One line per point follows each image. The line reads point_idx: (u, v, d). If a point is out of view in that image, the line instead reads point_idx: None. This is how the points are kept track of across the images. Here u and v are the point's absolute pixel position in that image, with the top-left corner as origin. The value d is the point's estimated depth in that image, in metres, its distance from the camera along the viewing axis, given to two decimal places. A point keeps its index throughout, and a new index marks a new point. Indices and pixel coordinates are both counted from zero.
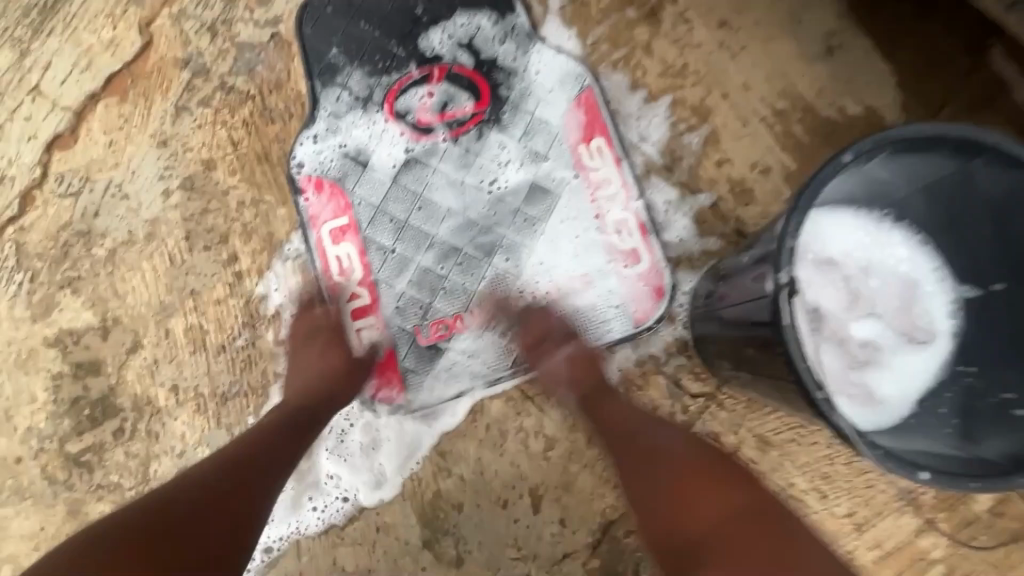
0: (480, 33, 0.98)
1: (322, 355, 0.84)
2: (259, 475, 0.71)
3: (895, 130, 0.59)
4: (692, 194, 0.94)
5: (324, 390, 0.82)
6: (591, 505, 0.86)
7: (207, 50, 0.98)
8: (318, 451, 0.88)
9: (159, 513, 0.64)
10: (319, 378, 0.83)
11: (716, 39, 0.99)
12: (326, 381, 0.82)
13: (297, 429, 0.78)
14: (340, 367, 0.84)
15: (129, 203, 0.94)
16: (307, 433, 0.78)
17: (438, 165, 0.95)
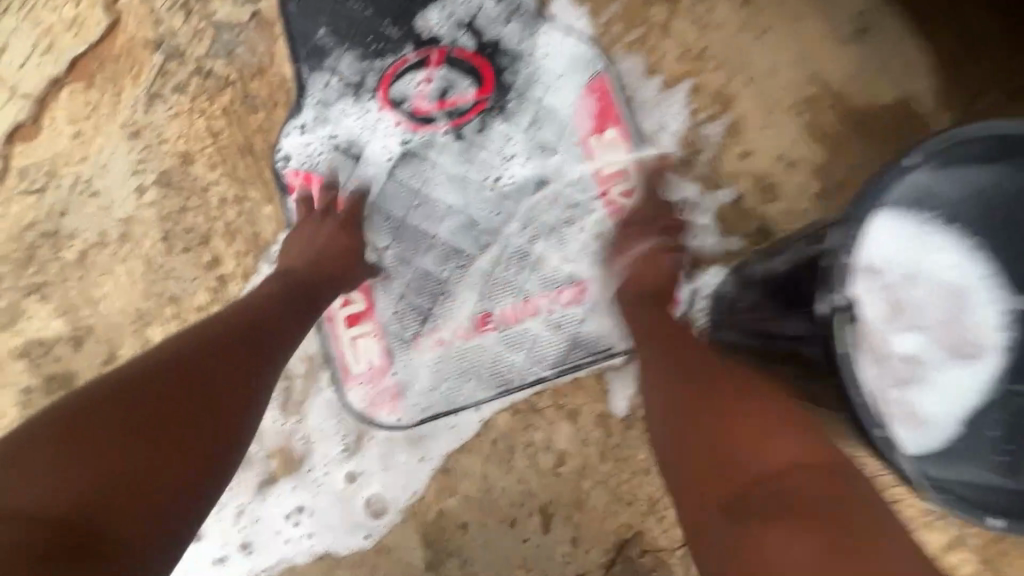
0: (483, 12, 0.90)
1: (326, 234, 0.79)
2: (270, 334, 0.68)
3: (968, 128, 0.52)
4: (713, 191, 0.88)
5: (317, 278, 0.76)
6: (605, 523, 0.81)
7: (181, 30, 0.89)
8: (303, 473, 0.83)
9: (130, 394, 0.57)
10: (312, 265, 0.76)
11: (740, 19, 0.91)
12: (319, 269, 0.76)
13: (292, 316, 0.71)
14: (334, 259, 0.78)
15: (100, 201, 0.86)
16: (302, 318, 0.73)
17: (437, 159, 0.87)
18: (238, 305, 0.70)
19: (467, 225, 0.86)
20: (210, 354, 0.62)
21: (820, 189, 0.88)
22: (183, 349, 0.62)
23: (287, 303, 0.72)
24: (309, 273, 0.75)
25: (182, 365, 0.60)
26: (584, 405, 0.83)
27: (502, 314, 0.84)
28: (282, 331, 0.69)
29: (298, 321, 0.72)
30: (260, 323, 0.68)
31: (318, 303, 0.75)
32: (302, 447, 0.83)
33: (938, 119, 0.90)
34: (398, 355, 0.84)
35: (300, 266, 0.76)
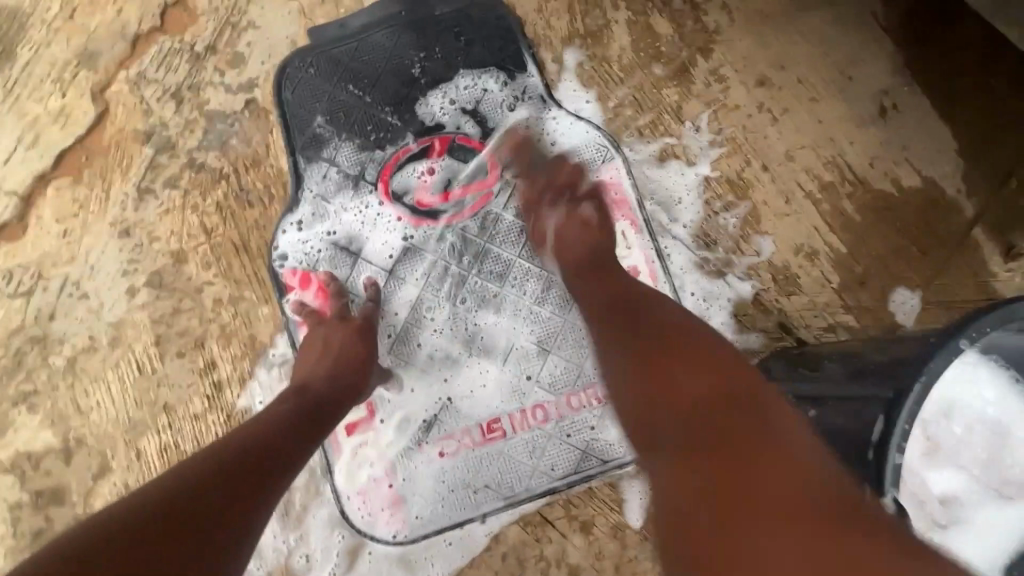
0: (487, 98, 0.86)
1: (329, 338, 0.73)
2: (274, 450, 0.60)
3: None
4: (730, 283, 0.84)
5: (328, 392, 0.68)
6: None
7: (173, 120, 0.86)
8: None
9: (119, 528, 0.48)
10: (323, 377, 0.69)
11: (755, 100, 0.87)
12: (329, 379, 0.69)
13: (301, 430, 0.63)
14: (347, 359, 0.71)
15: (90, 303, 0.82)
16: (311, 437, 0.64)
17: (442, 254, 0.83)
18: (241, 426, 0.62)
19: (473, 325, 0.82)
20: (207, 479, 0.54)
21: (841, 281, 0.84)
22: (176, 477, 0.53)
23: (296, 421, 0.64)
24: (319, 383, 0.68)
25: (180, 487, 0.52)
26: (597, 515, 0.79)
27: (510, 419, 0.80)
28: (290, 450, 0.61)
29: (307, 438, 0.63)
30: (267, 443, 0.60)
31: (329, 421, 0.67)
32: (301, 565, 0.77)
33: (964, 203, 0.86)
34: (399, 466, 0.79)
35: (313, 379, 0.68)
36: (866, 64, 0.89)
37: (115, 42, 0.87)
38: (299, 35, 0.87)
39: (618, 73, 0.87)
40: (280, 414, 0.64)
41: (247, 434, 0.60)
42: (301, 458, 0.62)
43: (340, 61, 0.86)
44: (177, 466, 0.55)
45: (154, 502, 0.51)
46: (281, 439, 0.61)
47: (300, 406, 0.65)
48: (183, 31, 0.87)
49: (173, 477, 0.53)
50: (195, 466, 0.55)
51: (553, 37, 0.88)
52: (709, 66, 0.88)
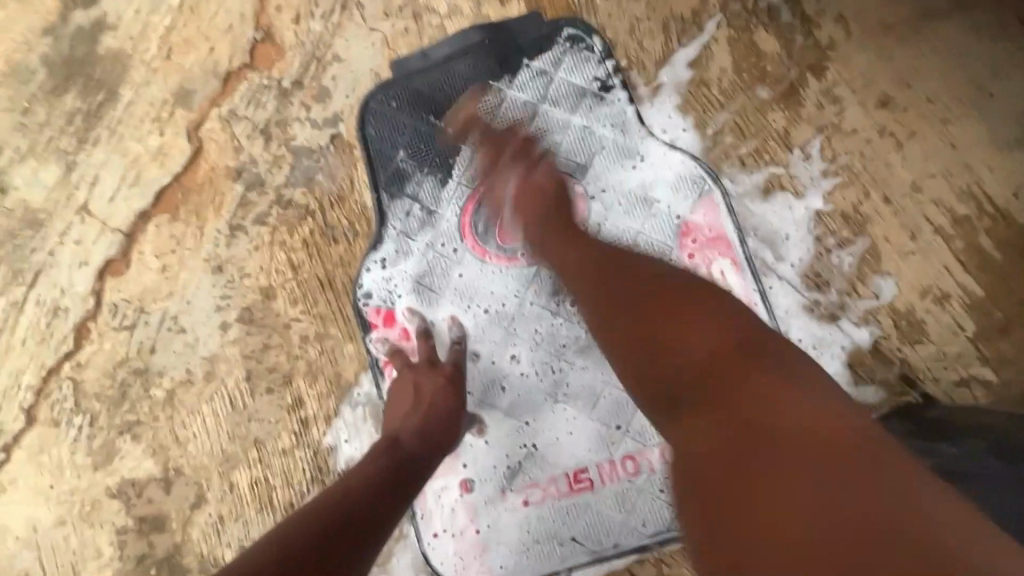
0: (576, 128, 0.82)
1: (418, 387, 0.72)
2: (369, 511, 0.58)
3: None
4: (843, 329, 0.76)
5: (417, 449, 0.66)
6: None
7: (262, 156, 0.87)
8: None
9: None
10: (411, 431, 0.67)
11: (876, 123, 0.78)
12: (417, 433, 0.67)
13: (393, 490, 0.61)
14: (433, 409, 0.69)
15: (186, 338, 0.85)
16: (400, 496, 0.62)
17: (527, 294, 0.80)
18: (337, 482, 0.61)
19: (558, 369, 0.79)
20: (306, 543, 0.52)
21: (977, 329, 0.74)
22: (273, 544, 0.52)
23: (386, 480, 0.62)
24: (404, 437, 0.66)
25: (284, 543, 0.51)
26: None
27: (599, 470, 0.77)
28: (383, 508, 0.59)
29: (397, 495, 0.61)
30: (360, 501, 0.58)
31: (417, 480, 0.65)
32: None
33: None
34: (483, 513, 0.77)
35: (404, 433, 0.67)
36: (1011, 78, 0.77)
37: (208, 80, 0.88)
38: (382, 67, 0.86)
39: (718, 97, 0.81)
40: (369, 473, 0.62)
41: (340, 495, 0.59)
42: (393, 519, 0.60)
43: (424, 93, 0.84)
44: (273, 530, 0.54)
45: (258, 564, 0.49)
46: (376, 498, 0.60)
47: (393, 463, 0.64)
48: (270, 67, 0.88)
49: (270, 542, 0.52)
50: (297, 524, 0.54)
51: (646, 60, 0.82)
52: (822, 85, 0.79)
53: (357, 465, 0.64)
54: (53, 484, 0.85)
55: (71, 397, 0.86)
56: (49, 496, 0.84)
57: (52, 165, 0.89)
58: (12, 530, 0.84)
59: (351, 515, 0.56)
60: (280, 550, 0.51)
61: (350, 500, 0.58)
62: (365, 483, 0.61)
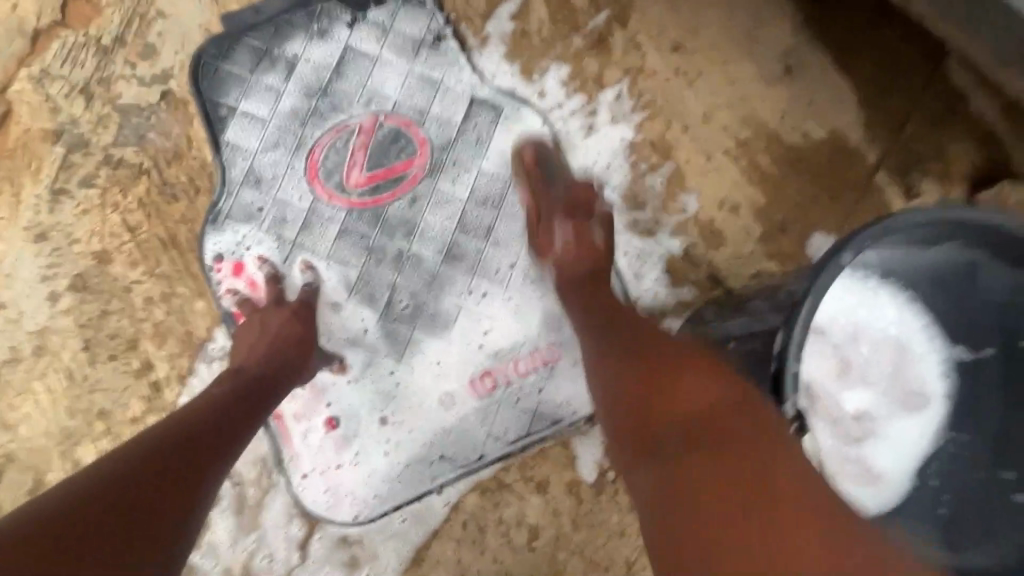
0: (414, 76, 0.87)
1: (267, 321, 0.73)
2: (226, 424, 0.60)
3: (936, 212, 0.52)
4: (659, 241, 0.87)
5: (268, 370, 0.68)
6: (610, 554, 0.81)
7: (83, 117, 0.82)
8: None
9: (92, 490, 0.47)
10: (262, 358, 0.69)
11: (671, 64, 0.91)
12: (267, 359, 0.69)
13: (247, 405, 0.63)
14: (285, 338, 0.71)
15: (8, 313, 0.79)
16: (252, 412, 0.64)
17: (378, 235, 0.83)
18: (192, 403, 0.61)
19: (414, 302, 0.83)
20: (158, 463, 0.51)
21: (763, 231, 0.89)
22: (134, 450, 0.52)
23: (237, 399, 0.63)
24: (256, 363, 0.68)
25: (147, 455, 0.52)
26: (552, 474, 0.81)
27: (459, 391, 0.82)
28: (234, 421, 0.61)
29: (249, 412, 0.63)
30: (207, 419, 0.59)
31: (271, 398, 0.67)
32: (264, 566, 0.78)
33: (868, 150, 0.93)
34: (352, 446, 0.80)
35: (251, 360, 0.68)
36: (770, 25, 0.93)
37: (14, 39, 0.82)
38: (212, 22, 0.85)
39: (539, 45, 0.89)
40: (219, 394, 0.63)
41: (184, 418, 0.58)
42: (248, 432, 0.62)
43: (261, 46, 0.84)
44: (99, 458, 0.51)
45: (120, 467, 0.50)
46: (233, 414, 0.61)
47: (250, 384, 0.65)
48: (87, 25, 0.83)
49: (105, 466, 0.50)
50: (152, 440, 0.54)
51: (472, 13, 0.89)
52: (626, 33, 0.91)
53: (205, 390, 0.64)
54: None
55: None
56: None
57: None
58: None
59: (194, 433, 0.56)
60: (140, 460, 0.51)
61: (209, 416, 0.59)
62: (221, 402, 0.62)
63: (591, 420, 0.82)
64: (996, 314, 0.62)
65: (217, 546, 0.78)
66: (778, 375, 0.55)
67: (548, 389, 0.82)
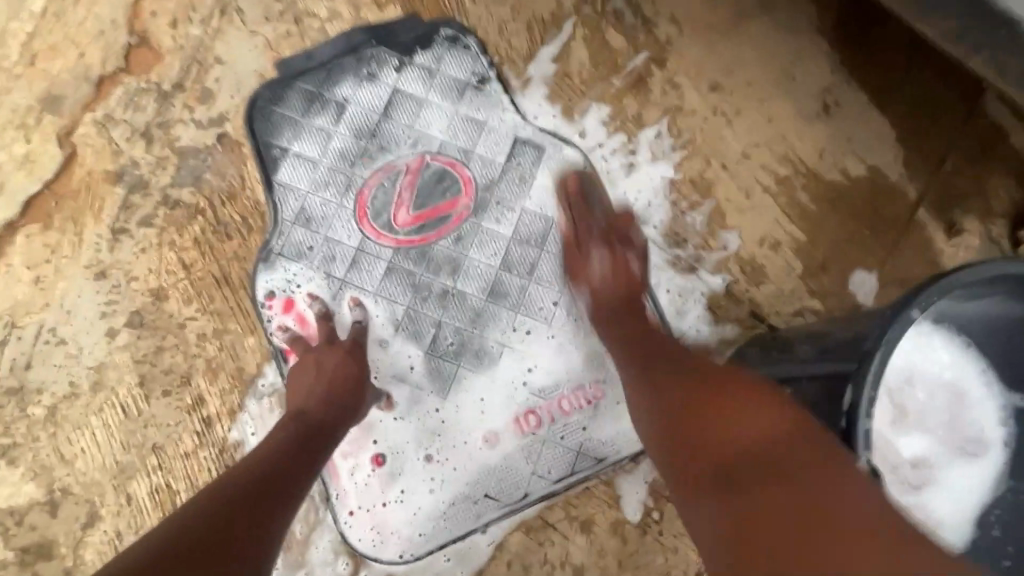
0: (459, 117, 0.89)
1: (320, 364, 0.74)
2: (286, 472, 0.61)
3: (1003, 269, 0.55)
4: (701, 278, 0.88)
5: (324, 416, 0.69)
6: None
7: (143, 159, 0.85)
8: None
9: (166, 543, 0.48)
10: (317, 402, 0.70)
11: (709, 104, 0.93)
12: (324, 403, 0.70)
13: (304, 455, 0.64)
14: (337, 381, 0.72)
15: (68, 349, 0.81)
16: (309, 459, 0.65)
17: (424, 273, 0.85)
18: (253, 453, 0.63)
19: (460, 339, 0.84)
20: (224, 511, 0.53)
21: (804, 268, 0.89)
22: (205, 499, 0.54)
23: (296, 448, 0.65)
24: (311, 408, 0.69)
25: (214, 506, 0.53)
26: (596, 513, 0.81)
27: (503, 429, 0.82)
28: (292, 469, 0.62)
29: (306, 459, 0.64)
30: (268, 470, 0.60)
31: (327, 444, 0.68)
32: None
33: (908, 186, 0.93)
34: (397, 483, 0.81)
35: (309, 405, 0.69)
36: (807, 65, 0.95)
37: (80, 86, 0.86)
38: (266, 68, 0.88)
39: (580, 86, 0.91)
40: (279, 441, 0.64)
41: (248, 470, 0.60)
42: (306, 481, 0.63)
43: (312, 90, 0.88)
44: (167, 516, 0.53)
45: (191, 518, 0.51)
46: (293, 463, 0.62)
47: (307, 431, 0.67)
48: (148, 71, 0.87)
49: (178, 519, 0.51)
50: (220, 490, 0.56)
51: (515, 56, 0.91)
52: (664, 74, 0.93)
53: (266, 438, 0.65)
54: None
55: None
56: None
57: None
58: None
59: (253, 487, 0.57)
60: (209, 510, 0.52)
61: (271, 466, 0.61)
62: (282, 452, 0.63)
63: (636, 459, 0.82)
64: None
65: None
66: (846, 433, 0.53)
67: (592, 426, 0.83)
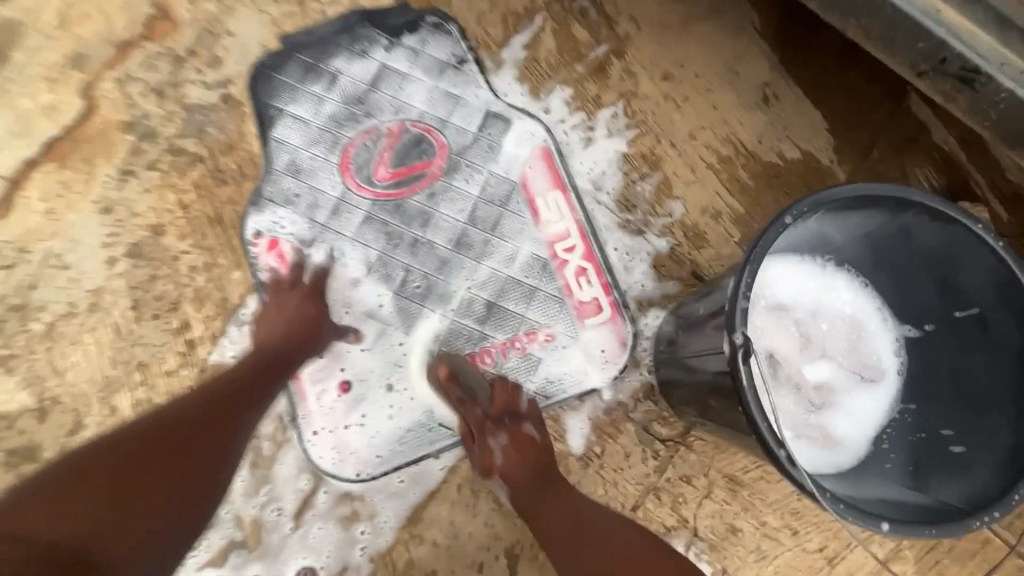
0: (438, 91, 1.01)
1: (296, 306, 0.84)
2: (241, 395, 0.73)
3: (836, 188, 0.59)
4: (648, 240, 0.97)
5: (287, 346, 0.80)
6: None
7: (155, 112, 0.96)
8: (270, 533, 0.84)
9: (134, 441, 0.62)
10: (282, 336, 0.81)
11: (662, 91, 1.04)
12: (287, 337, 0.81)
13: (260, 380, 0.76)
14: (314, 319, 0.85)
15: (70, 273, 0.90)
16: (273, 379, 0.78)
17: (397, 222, 0.94)
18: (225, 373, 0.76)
19: (426, 282, 0.92)
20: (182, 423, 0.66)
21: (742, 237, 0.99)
22: (174, 408, 0.68)
23: (256, 372, 0.77)
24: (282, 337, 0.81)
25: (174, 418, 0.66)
26: None
27: None
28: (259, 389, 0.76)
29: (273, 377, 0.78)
30: (238, 388, 0.74)
31: (287, 368, 0.80)
32: (272, 519, 0.84)
33: (837, 171, 1.04)
34: (361, 408, 0.88)
35: (273, 338, 0.81)
36: (750, 62, 1.07)
37: (103, 47, 0.97)
38: (269, 41, 1.00)
39: (547, 70, 1.03)
40: (245, 369, 0.77)
41: (211, 389, 0.72)
42: (261, 401, 0.75)
43: (310, 61, 0.99)
44: (146, 415, 0.66)
45: (155, 422, 0.65)
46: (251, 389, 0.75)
47: (266, 362, 0.78)
48: (166, 39, 0.99)
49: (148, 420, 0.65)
50: (187, 403, 0.69)
51: (490, 42, 1.03)
52: (623, 64, 1.05)
53: (237, 365, 0.78)
54: None
55: None
56: None
57: None
58: None
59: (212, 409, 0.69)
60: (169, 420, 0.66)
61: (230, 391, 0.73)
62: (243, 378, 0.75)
63: (581, 398, 0.91)
64: (931, 284, 0.70)
65: (231, 496, 0.84)
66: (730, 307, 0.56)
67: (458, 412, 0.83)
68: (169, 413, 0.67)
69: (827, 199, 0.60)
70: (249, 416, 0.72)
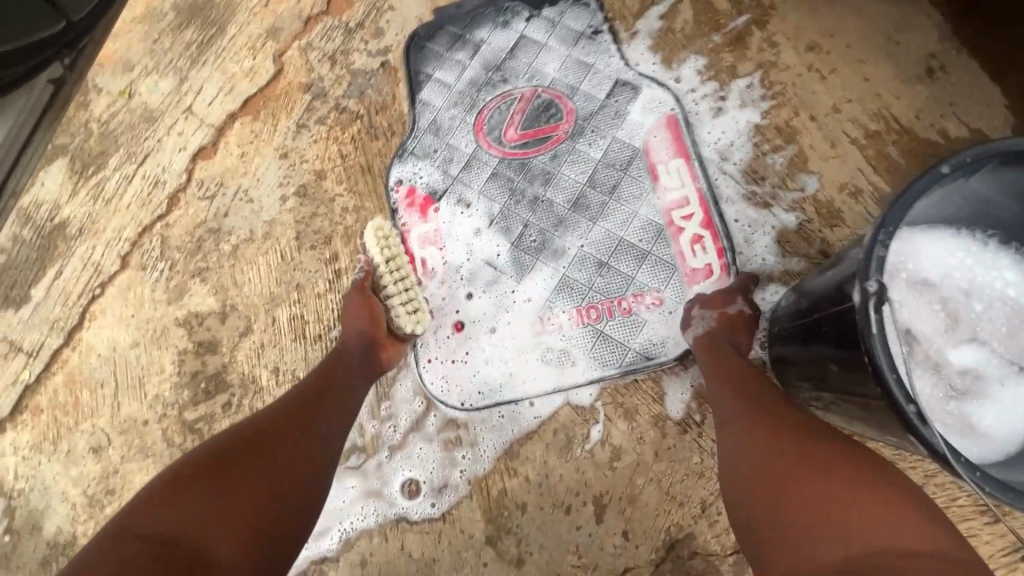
0: (570, 60, 1.05)
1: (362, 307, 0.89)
2: (327, 400, 0.76)
3: (998, 142, 0.56)
4: (774, 214, 0.94)
5: (356, 355, 0.85)
6: (686, 489, 0.86)
7: (327, 76, 1.12)
8: (382, 449, 0.94)
9: (230, 452, 0.64)
10: (354, 342, 0.86)
11: (806, 62, 0.99)
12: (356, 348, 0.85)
13: (341, 387, 0.80)
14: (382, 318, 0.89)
15: (253, 206, 1.08)
16: (347, 390, 0.80)
17: (521, 180, 1.01)
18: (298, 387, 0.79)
19: (542, 237, 0.98)
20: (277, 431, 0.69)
21: None
22: (260, 420, 0.71)
23: (329, 379, 0.80)
24: (353, 345, 0.85)
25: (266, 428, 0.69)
26: (640, 406, 0.89)
27: (568, 317, 0.94)
28: (345, 391, 0.79)
29: (356, 384, 0.82)
30: (318, 397, 0.76)
31: (359, 378, 0.83)
32: (389, 434, 0.95)
33: None
34: (472, 345, 0.96)
35: (351, 346, 0.86)
36: (915, 32, 0.97)
37: (293, 21, 1.15)
38: (425, 13, 1.11)
39: (682, 40, 1.03)
40: (318, 377, 0.80)
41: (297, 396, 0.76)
42: (348, 405, 0.79)
43: (458, 32, 1.09)
44: (233, 431, 0.68)
45: (248, 436, 0.67)
46: (334, 394, 0.78)
47: (339, 371, 0.82)
48: (341, 14, 1.14)
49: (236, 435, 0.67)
50: (271, 413, 0.72)
51: (626, 13, 1.06)
52: (764, 34, 1.01)
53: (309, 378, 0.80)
54: (135, 313, 1.07)
55: (158, 248, 1.09)
56: (131, 322, 1.07)
57: (169, 78, 1.16)
58: (99, 348, 1.06)
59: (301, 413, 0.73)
60: (265, 430, 0.68)
61: (315, 398, 0.76)
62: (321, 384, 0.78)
63: (684, 364, 0.90)
64: None
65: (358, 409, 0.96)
66: (863, 258, 0.55)
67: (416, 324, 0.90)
68: (258, 424, 0.69)
69: (987, 153, 0.56)
70: (332, 426, 0.74)
